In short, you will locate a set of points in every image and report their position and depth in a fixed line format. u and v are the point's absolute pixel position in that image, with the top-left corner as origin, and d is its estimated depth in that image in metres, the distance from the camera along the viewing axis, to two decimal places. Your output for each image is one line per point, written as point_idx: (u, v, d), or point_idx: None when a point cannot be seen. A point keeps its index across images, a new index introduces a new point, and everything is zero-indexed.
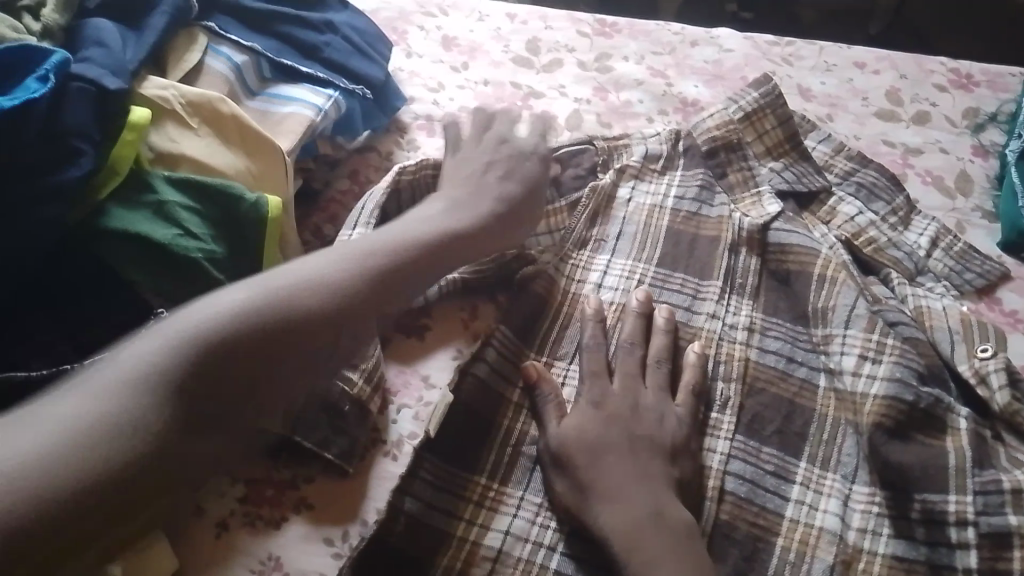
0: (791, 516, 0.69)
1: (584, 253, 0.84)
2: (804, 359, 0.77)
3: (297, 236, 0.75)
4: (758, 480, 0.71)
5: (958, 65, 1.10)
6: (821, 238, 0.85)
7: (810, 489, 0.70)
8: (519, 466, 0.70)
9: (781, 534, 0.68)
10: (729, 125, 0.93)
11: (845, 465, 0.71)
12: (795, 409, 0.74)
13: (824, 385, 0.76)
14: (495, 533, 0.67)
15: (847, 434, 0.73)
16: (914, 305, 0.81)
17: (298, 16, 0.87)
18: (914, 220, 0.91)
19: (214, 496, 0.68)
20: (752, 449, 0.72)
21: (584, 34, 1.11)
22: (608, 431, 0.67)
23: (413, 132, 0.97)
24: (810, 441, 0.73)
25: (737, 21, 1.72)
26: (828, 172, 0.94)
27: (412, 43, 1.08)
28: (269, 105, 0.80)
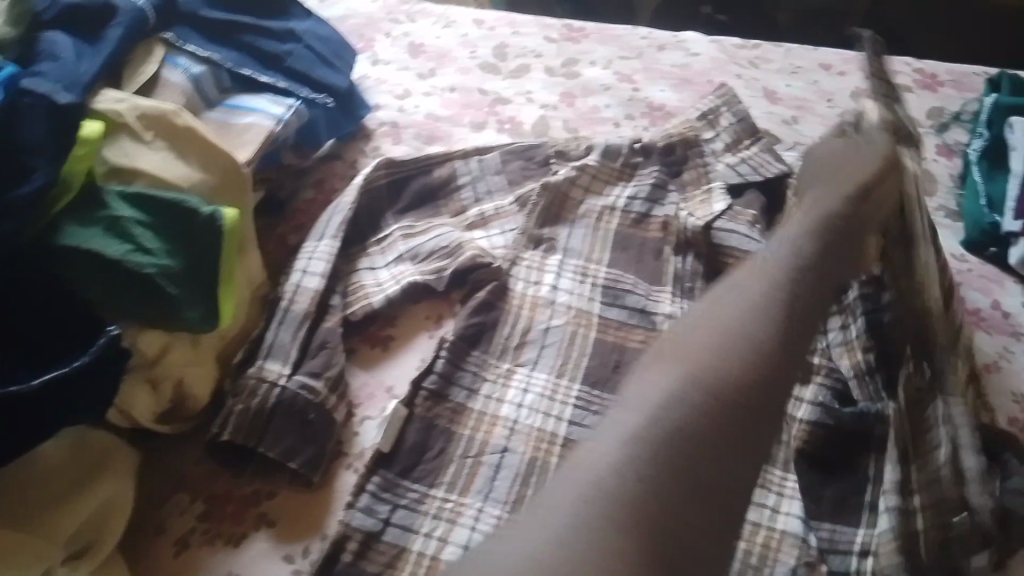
0: (753, 520, 0.69)
1: (537, 253, 0.88)
2: None
3: (254, 246, 0.75)
4: None
5: (924, 66, 1.10)
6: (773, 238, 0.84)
7: (772, 491, 0.71)
8: (480, 476, 0.71)
9: (744, 538, 0.68)
10: (687, 124, 0.96)
11: (804, 466, 0.72)
12: None
13: None
14: (453, 546, 0.66)
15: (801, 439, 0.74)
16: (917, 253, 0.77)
17: (259, 25, 0.87)
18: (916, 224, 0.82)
19: (175, 514, 0.68)
20: None
21: (552, 39, 1.11)
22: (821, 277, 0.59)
23: (379, 139, 0.97)
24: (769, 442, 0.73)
25: (712, 23, 1.74)
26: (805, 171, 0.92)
27: (378, 50, 1.08)
28: (229, 115, 0.79)
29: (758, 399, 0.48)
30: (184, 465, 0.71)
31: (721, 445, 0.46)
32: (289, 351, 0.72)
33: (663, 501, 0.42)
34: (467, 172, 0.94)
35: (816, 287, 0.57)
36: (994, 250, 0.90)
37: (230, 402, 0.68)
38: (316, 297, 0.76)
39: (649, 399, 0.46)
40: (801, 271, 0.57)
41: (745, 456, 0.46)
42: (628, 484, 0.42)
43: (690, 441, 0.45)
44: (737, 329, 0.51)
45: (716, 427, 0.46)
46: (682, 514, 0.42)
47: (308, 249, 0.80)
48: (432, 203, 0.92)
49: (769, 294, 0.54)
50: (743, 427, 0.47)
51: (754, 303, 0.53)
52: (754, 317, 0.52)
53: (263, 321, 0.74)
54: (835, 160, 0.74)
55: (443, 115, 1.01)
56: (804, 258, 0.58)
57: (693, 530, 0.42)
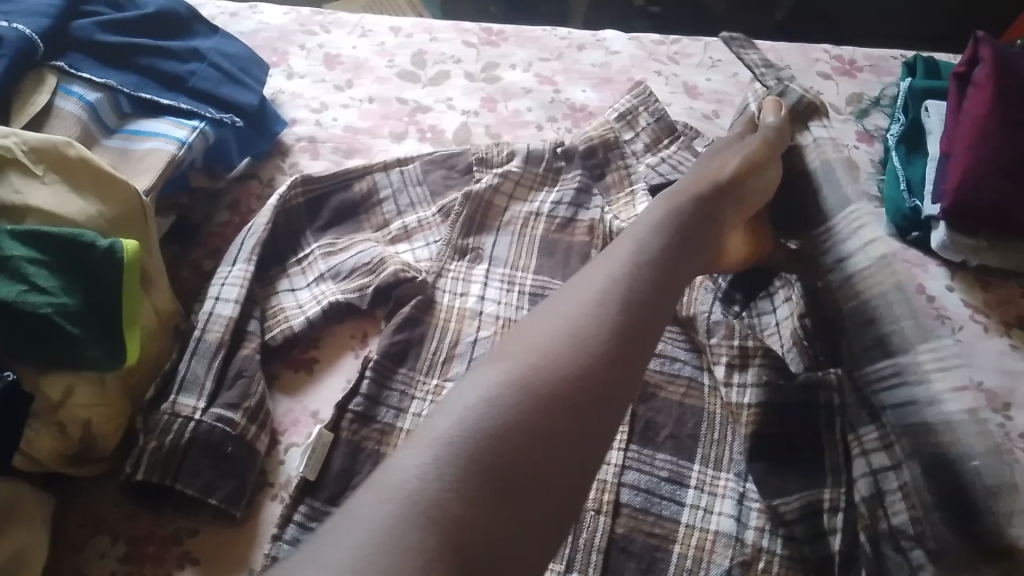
0: (687, 522, 0.68)
1: (463, 264, 0.86)
2: (685, 358, 0.79)
3: (161, 277, 0.73)
4: (654, 489, 0.70)
5: (841, 53, 1.11)
6: None
7: (705, 492, 0.70)
8: None
9: (679, 541, 0.67)
10: (606, 125, 0.95)
11: (738, 463, 0.71)
12: (686, 412, 0.75)
13: (709, 385, 0.77)
14: None
15: (737, 435, 0.73)
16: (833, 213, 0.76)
17: (159, 46, 0.84)
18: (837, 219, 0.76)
19: (94, 557, 0.65)
20: (646, 458, 0.72)
21: (471, 44, 1.10)
22: (682, 260, 0.62)
23: (296, 154, 0.95)
24: (702, 443, 0.73)
25: (647, 16, 1.71)
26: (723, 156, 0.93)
27: (293, 63, 1.05)
28: (128, 142, 0.77)
29: (580, 397, 0.50)
30: (104, 507, 0.68)
31: (542, 444, 0.48)
32: (203, 384, 0.70)
33: (473, 500, 0.44)
34: (387, 185, 0.91)
35: (659, 280, 0.59)
36: (916, 234, 0.90)
37: (143, 440, 0.66)
38: (231, 325, 0.74)
39: (473, 397, 0.49)
40: (642, 265, 0.59)
41: (568, 448, 0.48)
42: (435, 477, 0.45)
43: (512, 440, 0.47)
44: (571, 327, 0.54)
45: (538, 426, 0.48)
46: (490, 505, 0.44)
47: (221, 275, 0.77)
48: (354, 218, 0.90)
49: (605, 294, 0.56)
50: (569, 424, 0.49)
51: (589, 303, 0.55)
52: (591, 314, 0.55)
53: (176, 353, 0.72)
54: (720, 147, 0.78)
55: (361, 127, 0.98)
56: (653, 250, 0.60)
57: (502, 519, 0.44)
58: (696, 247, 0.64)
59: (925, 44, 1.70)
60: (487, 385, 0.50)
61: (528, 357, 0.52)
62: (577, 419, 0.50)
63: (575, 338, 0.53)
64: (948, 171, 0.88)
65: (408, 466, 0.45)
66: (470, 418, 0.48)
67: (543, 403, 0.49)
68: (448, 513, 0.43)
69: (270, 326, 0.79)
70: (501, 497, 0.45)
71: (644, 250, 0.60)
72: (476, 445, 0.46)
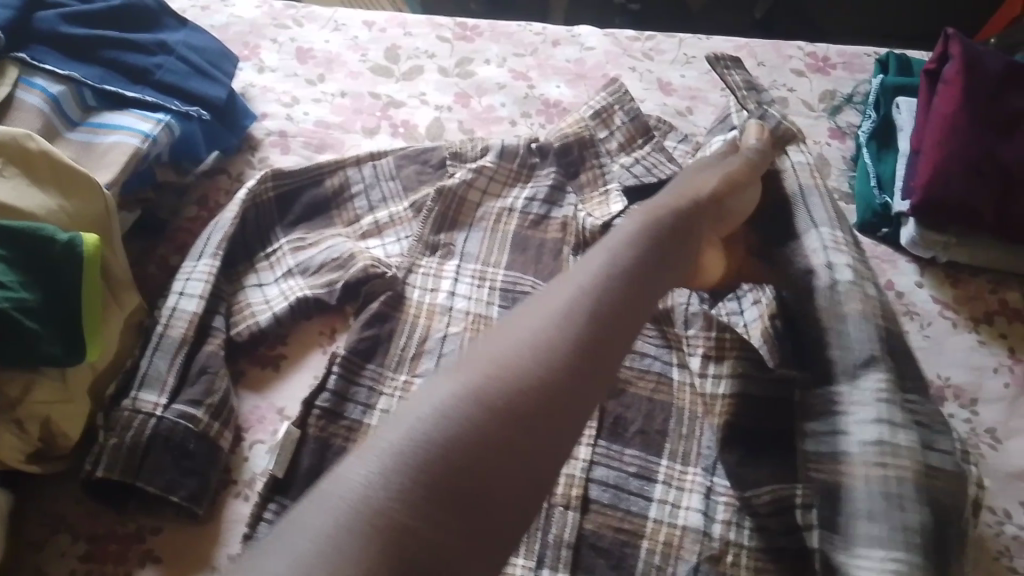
0: (655, 517, 0.68)
1: (434, 260, 0.86)
2: (655, 354, 0.78)
3: (123, 272, 0.72)
4: (622, 485, 0.70)
5: (816, 49, 1.11)
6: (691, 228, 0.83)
7: (672, 487, 0.70)
8: None
9: (647, 536, 0.67)
10: (580, 122, 0.95)
11: (706, 458, 0.71)
12: (655, 406, 0.75)
13: (678, 380, 0.76)
14: None
15: (706, 429, 0.73)
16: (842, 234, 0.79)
17: (124, 39, 0.83)
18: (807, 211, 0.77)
19: (54, 556, 0.64)
20: (614, 453, 0.72)
21: (445, 39, 1.09)
22: (658, 277, 0.57)
23: (265, 149, 0.94)
24: (670, 438, 0.73)
25: (628, 13, 1.71)
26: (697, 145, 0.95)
27: (264, 57, 1.04)
28: (92, 135, 0.76)
29: (554, 404, 0.45)
30: (65, 505, 0.67)
31: (508, 452, 0.42)
32: (165, 380, 0.69)
33: (430, 509, 0.38)
34: (360, 179, 0.90)
35: (638, 283, 0.54)
36: (885, 231, 0.91)
37: (103, 437, 0.66)
38: (195, 321, 0.73)
39: (427, 400, 0.42)
40: (621, 267, 0.54)
41: (529, 462, 0.42)
42: (382, 486, 0.38)
43: (476, 445, 0.41)
44: (538, 330, 0.48)
45: (507, 432, 0.42)
46: (447, 522, 0.38)
47: (187, 269, 0.77)
48: (324, 213, 0.89)
49: (582, 294, 0.51)
50: (538, 432, 0.43)
51: (566, 304, 0.50)
52: (559, 316, 0.49)
53: (139, 349, 0.72)
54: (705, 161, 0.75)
55: (333, 121, 0.98)
56: (634, 256, 0.55)
57: (455, 537, 0.38)
58: (673, 266, 0.59)
59: (905, 42, 1.70)
60: (452, 383, 0.43)
61: (498, 355, 0.46)
62: (548, 426, 0.44)
63: (550, 339, 0.47)
64: (918, 166, 0.88)
65: (351, 475, 0.38)
66: (431, 417, 0.41)
67: (513, 407, 0.43)
68: (395, 530, 0.36)
69: (238, 321, 0.78)
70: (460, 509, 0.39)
71: (617, 255, 0.55)
72: (432, 452, 0.39)
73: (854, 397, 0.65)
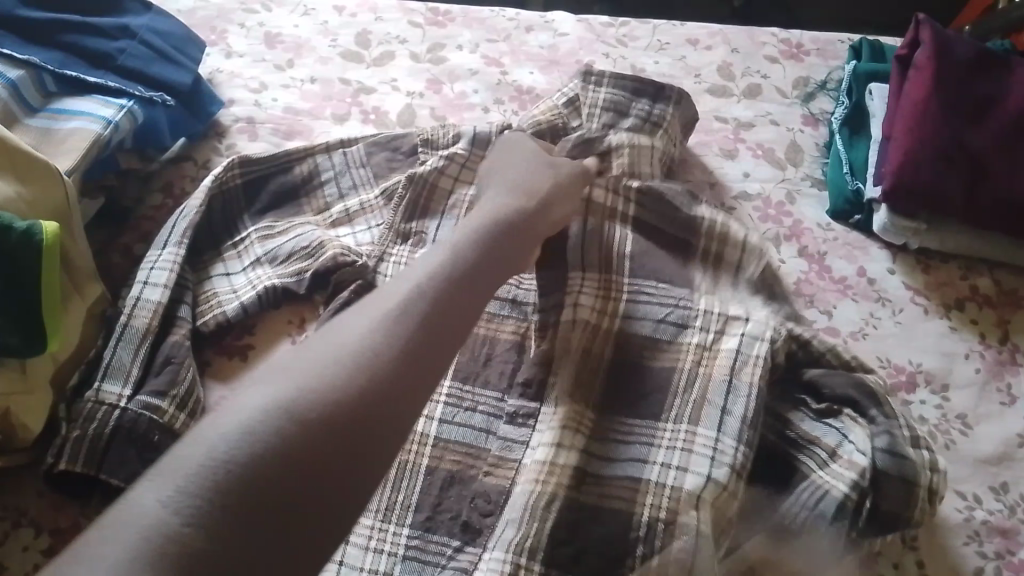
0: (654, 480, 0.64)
1: (405, 248, 0.83)
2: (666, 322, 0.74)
3: (84, 261, 0.71)
4: None
5: (789, 36, 1.11)
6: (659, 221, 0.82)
7: None
8: None
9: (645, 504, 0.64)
10: (554, 111, 0.92)
11: None
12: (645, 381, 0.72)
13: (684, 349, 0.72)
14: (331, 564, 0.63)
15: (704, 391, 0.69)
16: (691, 217, 0.80)
17: (84, 23, 0.81)
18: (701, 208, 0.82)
19: (16, 551, 0.62)
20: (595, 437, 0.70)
21: (416, 24, 1.08)
22: (475, 275, 0.60)
23: (233, 136, 0.92)
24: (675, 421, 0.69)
25: (608, 3, 1.70)
26: (658, 147, 0.89)
27: (232, 42, 1.02)
28: (52, 121, 0.74)
29: (379, 404, 0.46)
30: (27, 499, 0.65)
31: (328, 458, 0.43)
32: (129, 371, 0.68)
33: (242, 521, 0.38)
34: (329, 167, 0.89)
35: (464, 291, 0.57)
36: (858, 218, 0.91)
37: (66, 430, 0.64)
38: (160, 311, 0.72)
39: (236, 414, 0.42)
40: (445, 272, 0.57)
41: (338, 482, 0.43)
42: (173, 511, 0.37)
43: (295, 454, 0.41)
44: (359, 346, 0.49)
45: (328, 437, 0.43)
46: (245, 544, 0.38)
47: (150, 258, 0.75)
48: (294, 201, 0.87)
49: (409, 299, 0.53)
50: (363, 433, 0.45)
51: (397, 307, 0.52)
52: (378, 333, 0.50)
53: (102, 339, 0.70)
54: (521, 160, 0.80)
55: (302, 108, 0.96)
56: (456, 262, 0.59)
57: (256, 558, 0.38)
58: (489, 262, 0.63)
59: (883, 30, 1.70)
60: (271, 389, 0.44)
61: (323, 361, 0.47)
62: (373, 430, 0.46)
63: (377, 344, 0.49)
64: (890, 154, 0.89)
65: (143, 504, 0.38)
66: (248, 426, 0.41)
67: (337, 411, 0.44)
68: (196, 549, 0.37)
69: (204, 312, 0.77)
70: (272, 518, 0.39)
71: (443, 274, 0.57)
72: (236, 473, 0.39)
73: (673, 435, 0.67)
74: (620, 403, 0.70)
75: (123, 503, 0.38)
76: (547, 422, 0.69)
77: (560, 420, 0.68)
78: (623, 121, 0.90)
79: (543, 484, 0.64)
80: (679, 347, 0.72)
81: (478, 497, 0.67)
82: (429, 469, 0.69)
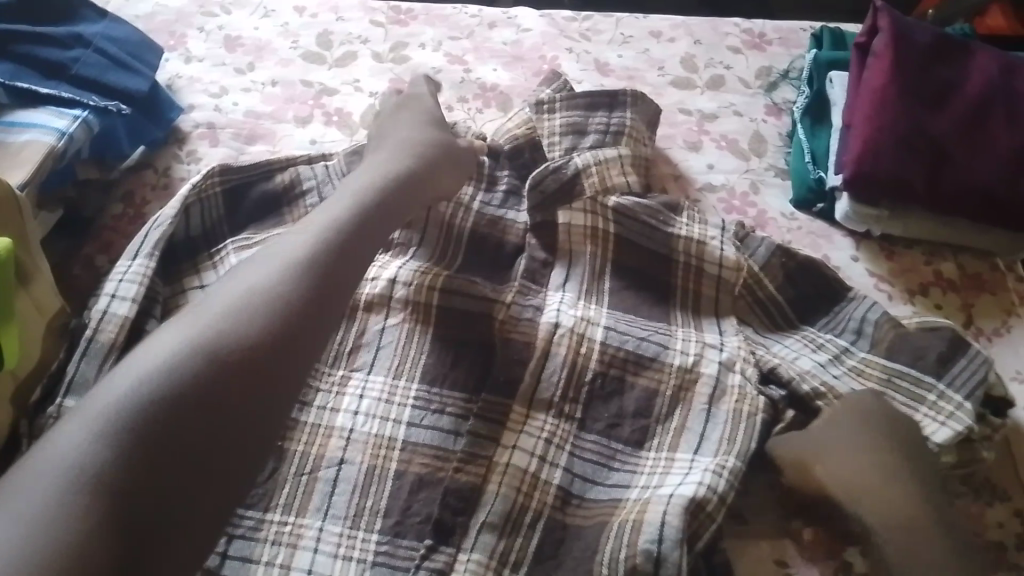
0: (635, 498, 0.66)
1: (385, 256, 0.82)
2: (644, 335, 0.75)
3: (42, 275, 0.70)
4: (592, 476, 0.69)
5: (752, 25, 1.11)
6: (660, 241, 0.80)
7: (656, 474, 0.68)
8: (317, 493, 0.68)
9: (621, 514, 0.65)
10: (529, 122, 0.91)
11: (691, 440, 0.70)
12: (626, 387, 0.73)
13: (665, 361, 0.74)
14: (298, 572, 0.64)
15: (684, 413, 0.72)
16: (667, 235, 0.80)
17: (37, 33, 0.80)
18: (678, 217, 0.82)
19: None
20: (578, 440, 0.71)
21: (378, 23, 1.07)
22: (359, 235, 0.67)
23: (194, 142, 0.91)
24: (655, 433, 0.71)
25: None
26: (627, 153, 0.86)
27: (191, 46, 1.01)
28: (4, 134, 0.73)
29: (274, 350, 0.57)
30: None
31: (221, 397, 0.53)
32: (93, 387, 0.67)
33: (148, 452, 0.49)
34: (311, 176, 0.86)
35: (355, 245, 0.66)
36: (820, 206, 0.92)
37: (27, 446, 0.64)
38: (127, 324, 0.71)
39: (130, 378, 0.52)
40: (337, 230, 0.66)
41: (224, 422, 0.52)
42: (87, 454, 0.48)
43: (193, 397, 0.52)
44: (252, 304, 0.58)
45: (222, 380, 0.53)
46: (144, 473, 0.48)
47: (120, 269, 0.74)
48: (275, 211, 0.85)
49: (303, 257, 0.63)
50: (257, 374, 0.55)
51: (289, 266, 0.62)
52: (265, 295, 0.59)
53: (64, 352, 0.70)
54: (388, 130, 0.87)
55: (264, 111, 0.95)
56: (344, 219, 0.67)
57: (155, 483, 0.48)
58: (372, 217, 0.70)
59: None
60: (173, 344, 0.55)
61: (222, 318, 0.57)
62: (268, 371, 0.56)
63: (273, 298, 0.59)
64: (851, 143, 0.89)
65: (57, 454, 0.48)
66: (148, 378, 0.52)
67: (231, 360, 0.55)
68: (104, 483, 0.47)
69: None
70: (176, 447, 0.50)
71: (331, 235, 0.65)
72: (138, 417, 0.50)
73: (654, 462, 0.69)
74: (596, 411, 0.72)
75: (45, 450, 0.49)
76: (518, 426, 0.70)
77: (550, 432, 0.70)
78: (585, 141, 0.89)
79: (525, 497, 0.67)
80: (662, 367, 0.73)
81: (449, 494, 0.67)
82: (398, 473, 0.68)
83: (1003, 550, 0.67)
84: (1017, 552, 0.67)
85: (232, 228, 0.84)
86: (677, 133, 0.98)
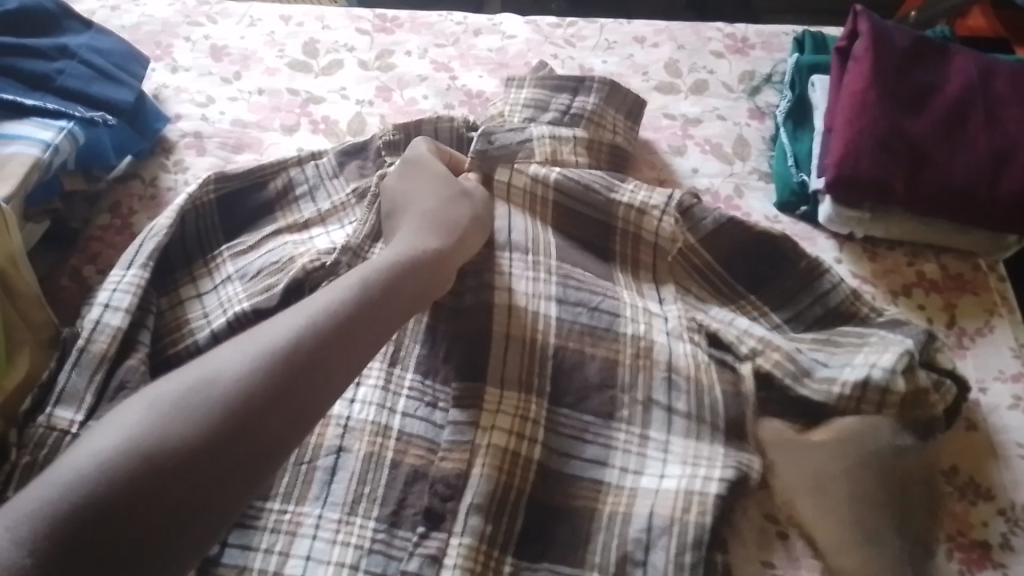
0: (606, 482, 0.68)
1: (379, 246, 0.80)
2: (597, 304, 0.75)
3: (26, 287, 0.70)
4: (569, 451, 0.69)
5: (735, 30, 1.12)
6: (606, 203, 0.80)
7: (626, 452, 0.69)
8: (316, 482, 0.68)
9: (604, 501, 0.67)
10: (512, 108, 0.91)
11: (649, 413, 0.71)
12: (585, 360, 0.72)
13: (630, 335, 0.73)
14: (297, 559, 0.64)
15: (644, 381, 0.71)
16: (610, 201, 0.80)
17: (21, 46, 0.81)
18: (619, 188, 0.81)
19: None
20: (569, 420, 0.71)
21: (364, 31, 1.07)
22: (371, 296, 0.61)
23: (181, 152, 0.92)
24: (619, 401, 0.71)
25: None
26: (582, 134, 0.88)
27: (177, 57, 1.02)
28: None
29: (273, 422, 0.51)
30: None
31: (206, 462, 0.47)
32: (83, 397, 0.67)
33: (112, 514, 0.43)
34: (304, 180, 0.87)
35: (380, 320, 0.61)
36: (804, 209, 0.92)
37: (16, 456, 0.64)
38: (119, 335, 0.71)
39: (161, 400, 0.49)
40: (358, 301, 0.60)
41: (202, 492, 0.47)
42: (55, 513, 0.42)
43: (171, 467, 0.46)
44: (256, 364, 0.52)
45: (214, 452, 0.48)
46: (137, 506, 0.44)
47: (114, 279, 0.74)
48: (266, 213, 0.86)
49: (319, 322, 0.57)
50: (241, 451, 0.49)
51: (308, 331, 0.56)
52: (300, 338, 0.55)
53: (54, 362, 0.70)
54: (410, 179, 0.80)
55: (250, 120, 0.96)
56: (361, 286, 0.62)
57: (154, 515, 0.45)
58: (395, 284, 0.64)
59: None
60: (168, 399, 0.49)
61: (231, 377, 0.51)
62: (259, 443, 0.50)
63: (282, 356, 0.54)
64: (832, 146, 0.89)
65: (76, 458, 0.45)
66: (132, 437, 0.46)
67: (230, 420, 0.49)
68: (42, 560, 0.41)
69: (176, 340, 0.76)
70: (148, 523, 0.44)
71: (363, 292, 0.61)
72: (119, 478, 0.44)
73: (625, 438, 0.70)
74: (564, 389, 0.71)
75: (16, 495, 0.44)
76: (493, 404, 0.70)
77: (520, 409, 0.70)
78: (544, 117, 0.89)
79: (506, 475, 0.67)
80: (616, 338, 0.73)
81: (437, 482, 0.67)
82: (394, 463, 0.69)
83: (987, 547, 0.68)
84: (1002, 550, 0.68)
85: (226, 232, 0.84)
86: (662, 138, 0.99)
